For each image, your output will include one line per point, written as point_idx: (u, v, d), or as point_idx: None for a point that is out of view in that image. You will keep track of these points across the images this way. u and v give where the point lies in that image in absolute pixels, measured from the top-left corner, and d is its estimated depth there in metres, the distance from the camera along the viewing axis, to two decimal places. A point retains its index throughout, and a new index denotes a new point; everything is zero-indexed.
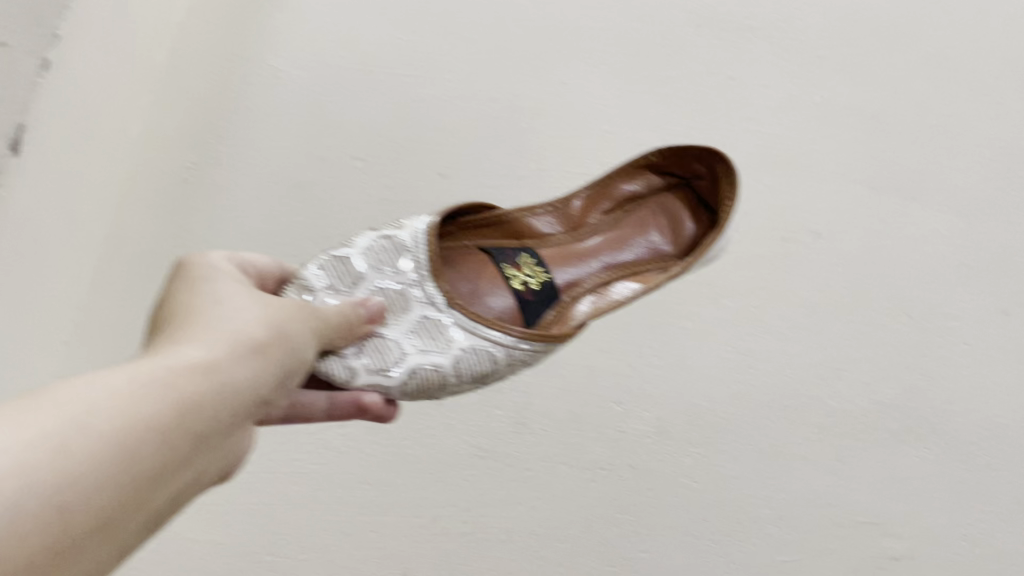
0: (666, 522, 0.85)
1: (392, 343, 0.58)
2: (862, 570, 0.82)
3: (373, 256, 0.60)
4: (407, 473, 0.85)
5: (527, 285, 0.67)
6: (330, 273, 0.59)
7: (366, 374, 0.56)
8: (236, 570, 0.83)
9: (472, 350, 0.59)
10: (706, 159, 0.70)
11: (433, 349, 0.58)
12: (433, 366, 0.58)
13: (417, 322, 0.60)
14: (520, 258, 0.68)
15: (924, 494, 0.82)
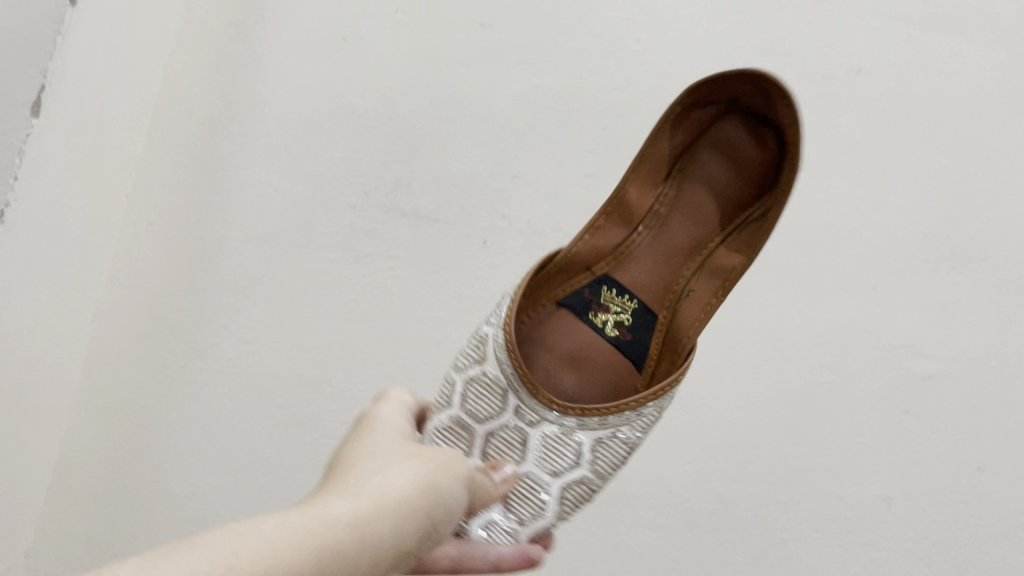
0: (708, 350, 0.86)
1: (530, 481, 0.60)
2: (895, 390, 0.82)
3: (473, 398, 0.61)
4: (450, 310, 0.93)
5: (621, 326, 0.69)
6: (447, 439, 0.60)
7: (527, 527, 0.59)
8: (301, 398, 0.94)
9: (599, 449, 0.60)
10: (747, 82, 0.64)
11: (566, 466, 0.60)
12: (578, 483, 0.60)
13: (539, 443, 0.60)
14: (603, 296, 0.69)
15: (958, 317, 0.83)
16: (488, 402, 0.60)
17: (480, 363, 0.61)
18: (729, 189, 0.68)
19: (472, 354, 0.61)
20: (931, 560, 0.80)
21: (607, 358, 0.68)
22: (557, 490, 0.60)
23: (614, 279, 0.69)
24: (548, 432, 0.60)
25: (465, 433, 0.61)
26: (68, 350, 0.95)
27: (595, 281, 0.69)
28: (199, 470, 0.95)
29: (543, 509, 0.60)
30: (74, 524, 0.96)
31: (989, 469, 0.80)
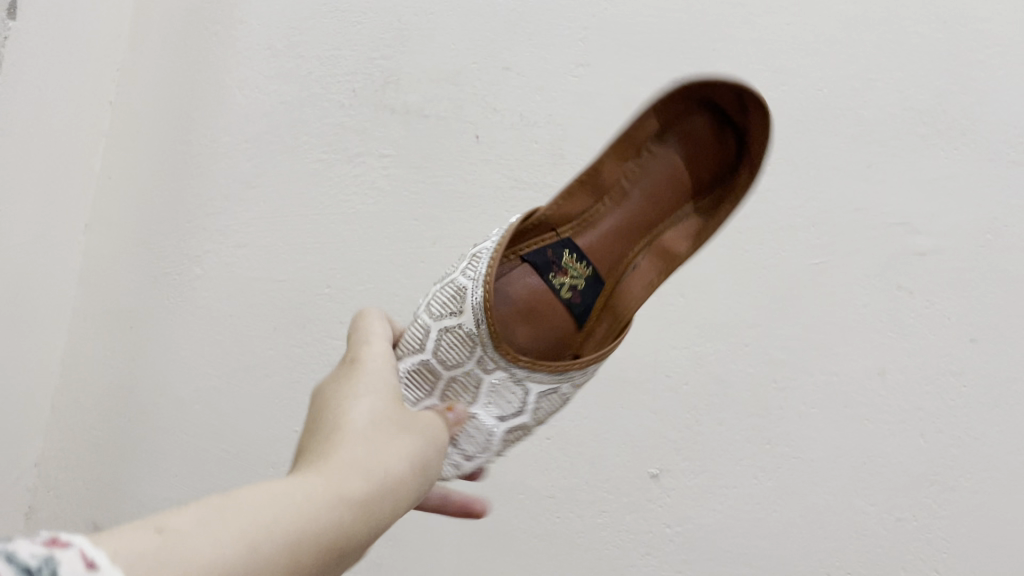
0: (706, 235, 0.86)
1: (477, 421, 0.56)
2: (890, 267, 0.83)
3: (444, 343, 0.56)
4: (446, 207, 0.92)
5: (574, 289, 0.61)
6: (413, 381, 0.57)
7: (468, 462, 0.57)
8: (296, 303, 0.93)
9: (546, 399, 0.58)
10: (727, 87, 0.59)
11: (510, 411, 0.57)
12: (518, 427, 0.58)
13: (489, 389, 0.57)
14: (563, 258, 0.61)
15: (953, 192, 0.83)
16: (456, 351, 0.56)
17: (456, 316, 0.55)
18: (692, 179, 0.63)
19: (448, 304, 0.56)
20: (924, 431, 0.81)
21: (562, 321, 0.61)
22: (501, 429, 0.57)
23: (572, 244, 0.61)
24: (501, 379, 0.57)
25: (426, 373, 0.57)
26: (67, 259, 0.96)
27: (558, 244, 0.61)
28: (199, 375, 0.93)
29: (486, 448, 0.57)
30: (77, 431, 0.96)
31: (982, 340, 0.80)
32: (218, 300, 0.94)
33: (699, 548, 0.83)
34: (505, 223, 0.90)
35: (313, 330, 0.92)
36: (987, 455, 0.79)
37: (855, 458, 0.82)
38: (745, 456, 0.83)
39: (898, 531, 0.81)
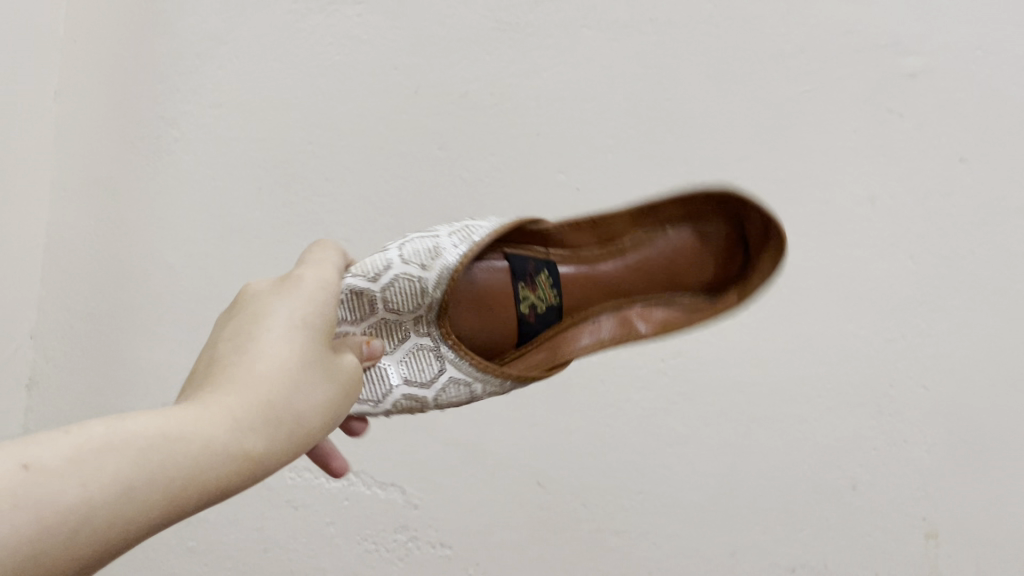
0: (694, 69, 0.84)
1: (379, 370, 0.52)
2: (881, 89, 0.82)
3: (395, 293, 0.52)
4: (428, 54, 0.89)
5: (532, 308, 0.57)
6: (346, 305, 0.51)
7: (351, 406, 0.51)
8: (278, 162, 0.91)
9: (456, 383, 0.53)
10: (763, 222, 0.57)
11: (419, 377, 0.53)
12: (415, 398, 0.53)
13: (411, 350, 0.53)
14: (539, 275, 0.57)
15: (946, 11, 0.81)
16: (402, 293, 0.52)
17: (422, 269, 0.52)
18: (675, 277, 0.60)
19: (419, 255, 0.52)
20: (914, 253, 0.81)
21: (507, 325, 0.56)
22: (397, 389, 0.52)
23: (551, 270, 0.58)
24: (423, 343, 0.54)
25: (362, 301, 0.51)
26: (43, 130, 0.95)
27: (541, 261, 0.58)
28: (184, 239, 0.92)
29: (373, 402, 0.52)
30: (68, 304, 0.96)
31: (971, 159, 0.80)
32: (198, 163, 0.92)
33: (694, 379, 0.85)
34: (488, 68, 0.88)
35: (299, 189, 0.90)
36: (976, 273, 0.80)
37: (844, 283, 0.82)
38: None
39: (889, 352, 0.82)
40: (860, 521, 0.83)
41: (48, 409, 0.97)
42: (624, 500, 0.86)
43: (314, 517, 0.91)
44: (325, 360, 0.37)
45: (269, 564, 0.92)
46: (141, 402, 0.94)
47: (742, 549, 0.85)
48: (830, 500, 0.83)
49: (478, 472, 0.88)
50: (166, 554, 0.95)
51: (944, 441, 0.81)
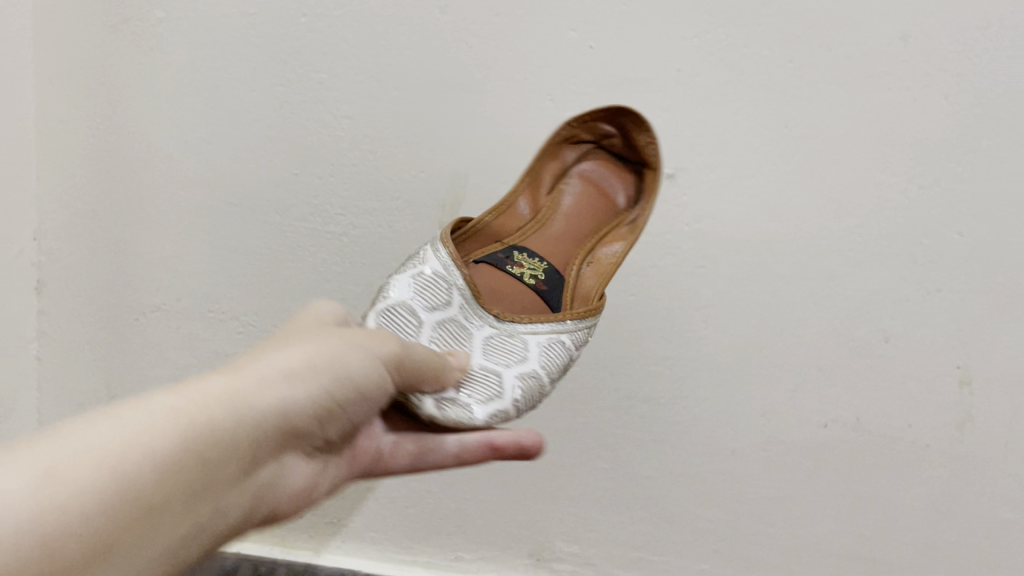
0: None
1: (480, 371, 0.53)
2: None
3: (420, 291, 0.55)
4: None
5: (536, 278, 0.64)
6: (390, 322, 0.53)
7: (482, 406, 0.51)
8: (272, 38, 0.85)
9: (549, 347, 0.56)
10: (613, 118, 0.72)
11: (518, 359, 0.55)
12: (528, 374, 0.54)
13: (485, 345, 0.55)
14: (515, 255, 0.66)
15: None
16: (434, 293, 0.56)
17: (418, 264, 0.58)
18: (606, 203, 0.73)
19: (411, 262, 0.58)
20: (949, 93, 0.77)
21: (540, 301, 0.63)
22: (512, 376, 0.53)
23: (522, 250, 0.67)
24: (495, 337, 0.56)
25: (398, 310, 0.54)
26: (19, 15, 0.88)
27: (506, 249, 0.66)
28: (184, 126, 0.88)
29: (499, 394, 0.52)
30: (69, 200, 0.93)
31: None
32: (188, 44, 0.87)
33: (718, 240, 0.82)
34: None
35: (298, 66, 0.85)
36: (1011, 108, 0.77)
37: (876, 130, 0.79)
38: (761, 145, 0.80)
39: (920, 199, 0.79)
40: (893, 374, 0.82)
41: (61, 308, 0.96)
42: (651, 367, 0.85)
43: None
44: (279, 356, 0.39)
45: None
46: (156, 296, 0.93)
47: (772, 409, 0.84)
48: (862, 352, 0.82)
49: None
50: None
51: (978, 288, 0.79)
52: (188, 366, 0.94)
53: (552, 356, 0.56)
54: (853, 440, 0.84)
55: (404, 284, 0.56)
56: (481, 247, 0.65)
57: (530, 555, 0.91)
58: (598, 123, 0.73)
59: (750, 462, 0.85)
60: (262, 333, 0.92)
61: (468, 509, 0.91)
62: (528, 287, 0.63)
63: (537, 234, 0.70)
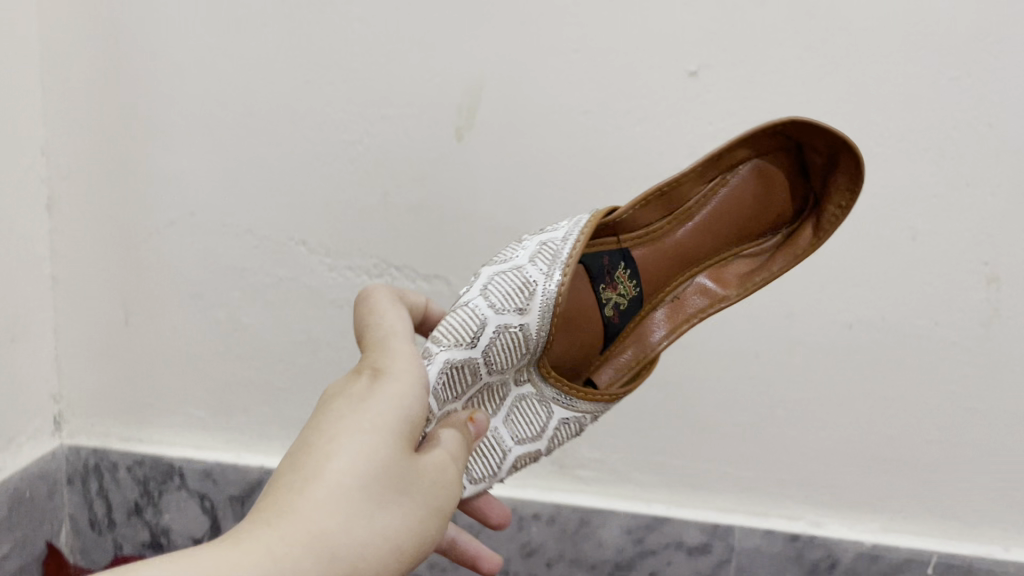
0: None
1: (495, 439, 0.61)
2: None
3: (494, 348, 0.57)
4: None
5: (616, 308, 0.68)
6: (455, 378, 0.56)
7: (474, 485, 0.60)
8: None
9: (563, 424, 0.63)
10: (827, 142, 0.62)
11: (530, 435, 0.62)
12: (531, 452, 0.63)
13: (514, 404, 0.62)
14: (618, 273, 0.67)
15: None
16: (504, 355, 0.58)
17: (518, 313, 0.57)
18: (736, 218, 0.68)
19: (514, 300, 0.57)
20: None
21: (597, 338, 0.68)
22: (513, 453, 0.62)
23: (630, 258, 0.68)
24: (529, 399, 0.63)
25: (466, 369, 0.57)
26: None
27: (617, 255, 0.67)
28: (189, 34, 0.86)
29: (496, 470, 0.61)
30: (76, 115, 0.91)
31: None
32: None
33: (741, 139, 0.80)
34: None
35: None
36: None
37: (906, 19, 0.75)
38: (787, 39, 0.77)
39: (951, 92, 0.76)
40: (921, 272, 0.80)
41: (72, 225, 0.94)
42: None
43: None
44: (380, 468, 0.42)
45: (322, 363, 0.93)
46: (168, 212, 0.92)
47: (797, 311, 0.83)
48: (887, 251, 0.80)
49: None
50: (217, 360, 0.95)
51: (1011, 183, 0.77)
52: (203, 282, 0.93)
53: (560, 430, 0.63)
54: (877, 341, 0.83)
55: (486, 336, 0.57)
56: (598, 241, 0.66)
57: (553, 462, 0.92)
58: (817, 142, 0.63)
59: (774, 365, 0.85)
60: (277, 247, 0.91)
61: None
62: (602, 317, 0.67)
63: (653, 238, 0.69)
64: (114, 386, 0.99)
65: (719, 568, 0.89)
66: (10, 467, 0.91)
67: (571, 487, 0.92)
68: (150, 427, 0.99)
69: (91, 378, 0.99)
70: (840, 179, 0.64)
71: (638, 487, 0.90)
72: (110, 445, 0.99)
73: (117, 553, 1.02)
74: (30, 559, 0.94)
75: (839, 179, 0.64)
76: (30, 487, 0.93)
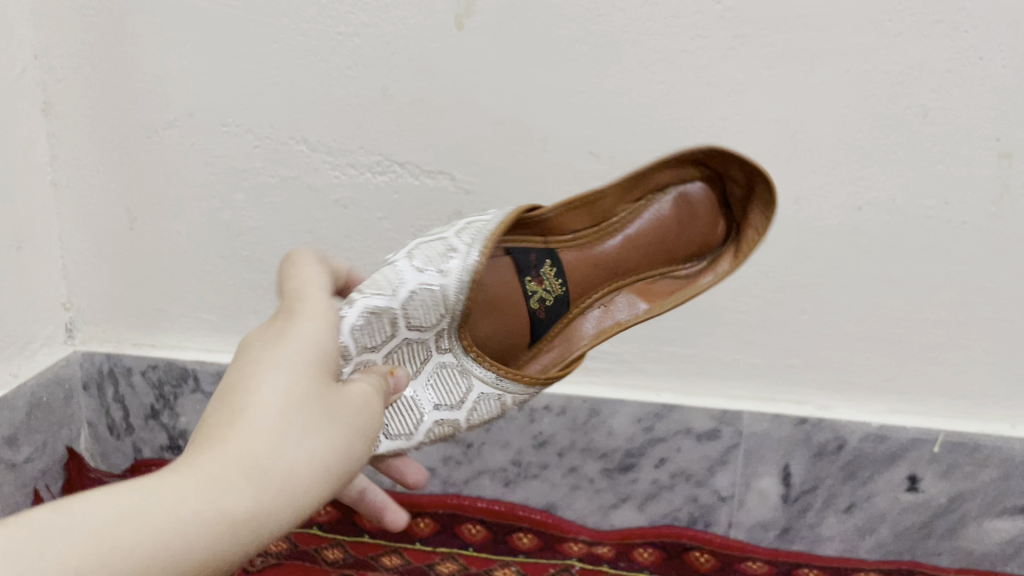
0: None
1: (408, 402, 0.64)
2: None
3: (410, 308, 0.59)
4: None
5: (542, 303, 0.69)
6: (371, 327, 0.57)
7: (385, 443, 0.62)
8: None
9: (483, 397, 0.65)
10: (744, 171, 0.68)
11: (449, 405, 0.64)
12: (445, 421, 0.65)
13: (437, 369, 0.64)
14: (543, 270, 0.69)
15: None
16: (422, 310, 0.59)
17: (439, 275, 0.59)
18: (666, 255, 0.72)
19: (436, 262, 0.60)
20: None
21: (519, 325, 0.68)
22: (426, 425, 0.64)
23: (557, 258, 0.70)
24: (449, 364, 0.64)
25: (382, 316, 0.57)
26: None
27: (542, 254, 0.69)
28: None
29: (409, 433, 0.63)
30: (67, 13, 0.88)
31: None
32: None
33: (750, 19, 0.77)
34: None
35: None
36: None
37: None
38: None
39: None
40: (932, 151, 0.79)
41: (70, 131, 0.93)
42: None
43: (365, 213, 0.91)
44: (283, 460, 0.36)
45: None
46: (167, 113, 0.90)
47: (805, 195, 0.82)
48: (897, 130, 0.79)
49: (525, 146, 0.85)
50: (223, 263, 0.95)
51: None
52: (205, 184, 0.92)
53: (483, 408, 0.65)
54: (888, 222, 0.82)
55: (402, 291, 0.58)
56: (530, 232, 0.70)
57: None
58: (734, 172, 0.70)
59: (782, 250, 0.84)
60: (278, 146, 0.89)
61: None
62: (528, 310, 0.68)
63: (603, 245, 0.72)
64: (122, 293, 0.99)
65: (728, 453, 0.90)
66: (26, 373, 0.92)
67: (581, 378, 0.92)
68: (161, 332, 1.00)
69: (100, 286, 0.99)
70: (756, 206, 0.69)
71: (648, 379, 0.91)
72: (124, 350, 1.00)
73: (138, 457, 1.04)
74: (53, 463, 0.97)
75: (756, 205, 0.69)
76: (47, 393, 0.94)
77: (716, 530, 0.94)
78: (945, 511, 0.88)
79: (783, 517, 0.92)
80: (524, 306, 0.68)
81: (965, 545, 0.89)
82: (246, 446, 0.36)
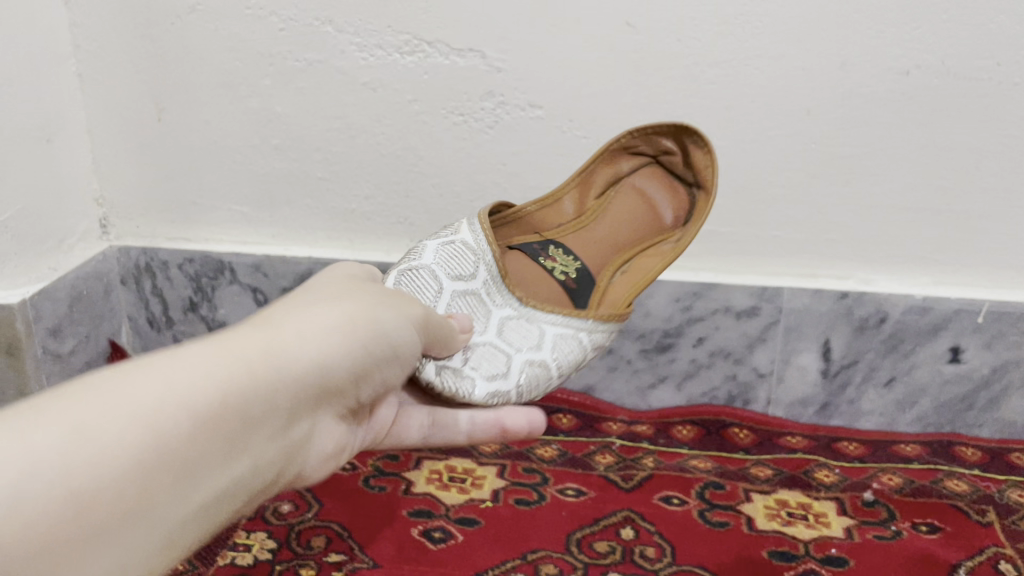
0: None
1: (490, 348, 0.59)
2: None
3: (446, 260, 0.61)
4: None
5: (567, 274, 0.70)
6: (416, 283, 0.58)
7: (480, 384, 0.56)
8: None
9: (562, 338, 0.62)
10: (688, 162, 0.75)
11: (530, 347, 0.60)
12: (537, 364, 0.60)
13: (501, 323, 0.61)
14: (551, 251, 0.72)
15: None
16: (458, 263, 0.61)
17: (454, 233, 0.64)
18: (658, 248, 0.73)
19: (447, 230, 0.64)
20: None
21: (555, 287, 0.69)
22: (516, 364, 0.59)
23: (561, 246, 0.73)
24: (510, 317, 0.62)
25: (419, 271, 0.59)
26: None
27: (545, 243, 0.73)
28: None
29: (504, 374, 0.58)
30: None
31: None
32: None
33: None
34: None
35: None
36: None
37: None
38: None
39: None
40: (986, 8, 0.76)
41: (91, 20, 0.91)
42: (721, 28, 0.80)
43: (395, 95, 0.89)
44: (269, 344, 0.39)
45: (360, 150, 0.92)
46: None
47: (851, 60, 0.79)
48: None
49: (559, 20, 0.83)
50: (253, 152, 0.94)
51: None
52: (231, 70, 0.90)
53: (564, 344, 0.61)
54: (937, 86, 0.79)
55: (433, 250, 0.61)
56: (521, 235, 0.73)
57: None
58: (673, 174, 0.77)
59: (826, 120, 0.82)
60: (305, 28, 0.87)
61: (535, 195, 0.91)
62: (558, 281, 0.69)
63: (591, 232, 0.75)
64: (153, 186, 0.99)
65: (769, 330, 0.90)
66: (65, 266, 0.92)
67: None
68: (194, 224, 1.00)
69: (131, 180, 0.99)
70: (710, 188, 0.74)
71: (686, 260, 0.91)
72: (158, 244, 1.00)
73: None
74: (97, 355, 0.98)
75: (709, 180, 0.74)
76: (87, 286, 0.95)
77: (756, 407, 0.95)
78: (988, 382, 0.88)
79: (822, 392, 0.92)
80: (553, 279, 0.69)
81: (1007, 416, 0.89)
82: (236, 331, 0.39)
